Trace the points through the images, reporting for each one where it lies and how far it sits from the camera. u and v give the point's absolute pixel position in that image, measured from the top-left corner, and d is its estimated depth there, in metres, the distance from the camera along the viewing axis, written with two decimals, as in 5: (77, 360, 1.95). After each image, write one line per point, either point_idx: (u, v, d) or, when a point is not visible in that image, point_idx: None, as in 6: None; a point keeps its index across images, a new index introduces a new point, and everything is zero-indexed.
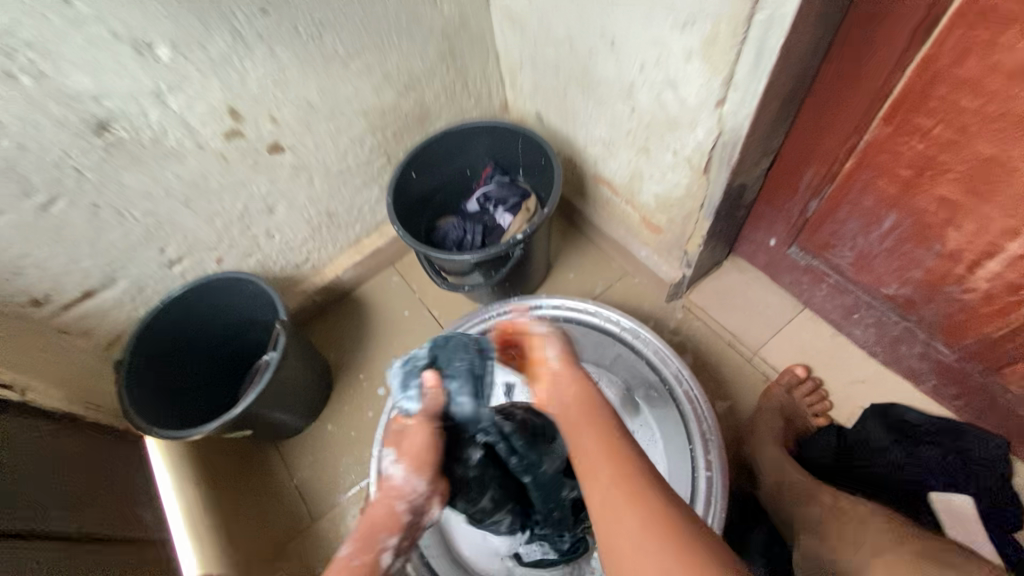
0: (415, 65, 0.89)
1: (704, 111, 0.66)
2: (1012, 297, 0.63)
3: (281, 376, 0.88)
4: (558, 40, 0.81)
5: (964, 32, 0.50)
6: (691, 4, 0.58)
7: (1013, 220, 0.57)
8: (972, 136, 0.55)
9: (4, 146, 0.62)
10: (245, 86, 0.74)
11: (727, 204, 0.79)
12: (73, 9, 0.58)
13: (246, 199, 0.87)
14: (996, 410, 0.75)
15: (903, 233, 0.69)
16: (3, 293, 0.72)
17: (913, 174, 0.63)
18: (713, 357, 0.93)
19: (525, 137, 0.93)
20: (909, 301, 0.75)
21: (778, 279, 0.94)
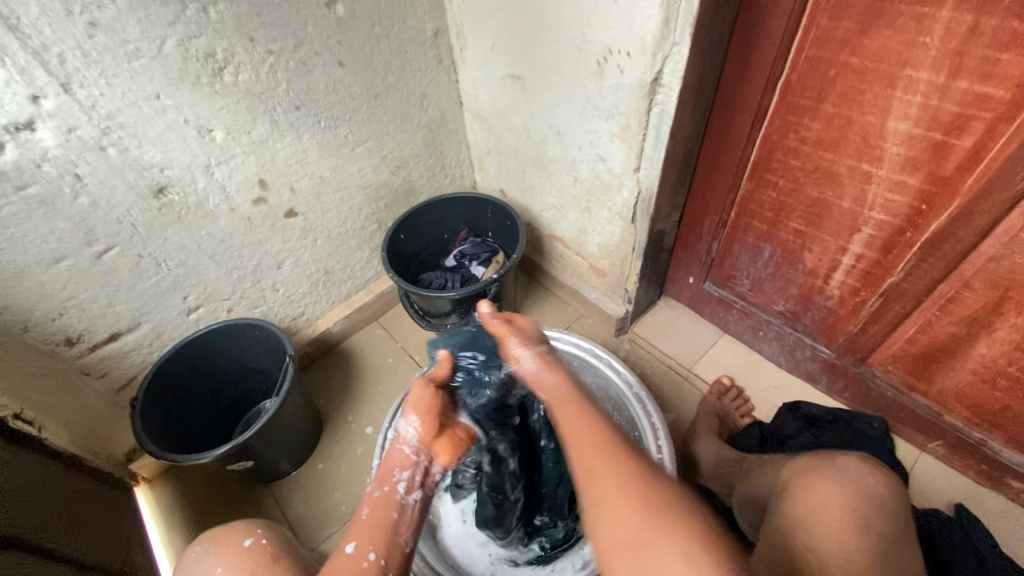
0: (404, 151, 1.13)
1: (627, 176, 0.92)
2: (856, 298, 0.87)
3: (282, 410, 0.97)
4: (517, 132, 1.08)
5: (782, 119, 0.78)
6: (610, 103, 0.84)
7: (841, 240, 0.83)
8: (802, 184, 0.82)
9: (82, 203, 0.77)
10: (274, 162, 0.94)
11: (652, 247, 1.02)
12: (161, 102, 0.77)
13: (260, 255, 1.02)
14: (871, 395, 0.96)
15: (778, 259, 0.94)
16: (45, 331, 0.82)
17: (774, 215, 0.89)
18: (656, 377, 1.11)
19: (493, 205, 1.17)
20: (794, 313, 0.99)
21: (700, 311, 1.16)
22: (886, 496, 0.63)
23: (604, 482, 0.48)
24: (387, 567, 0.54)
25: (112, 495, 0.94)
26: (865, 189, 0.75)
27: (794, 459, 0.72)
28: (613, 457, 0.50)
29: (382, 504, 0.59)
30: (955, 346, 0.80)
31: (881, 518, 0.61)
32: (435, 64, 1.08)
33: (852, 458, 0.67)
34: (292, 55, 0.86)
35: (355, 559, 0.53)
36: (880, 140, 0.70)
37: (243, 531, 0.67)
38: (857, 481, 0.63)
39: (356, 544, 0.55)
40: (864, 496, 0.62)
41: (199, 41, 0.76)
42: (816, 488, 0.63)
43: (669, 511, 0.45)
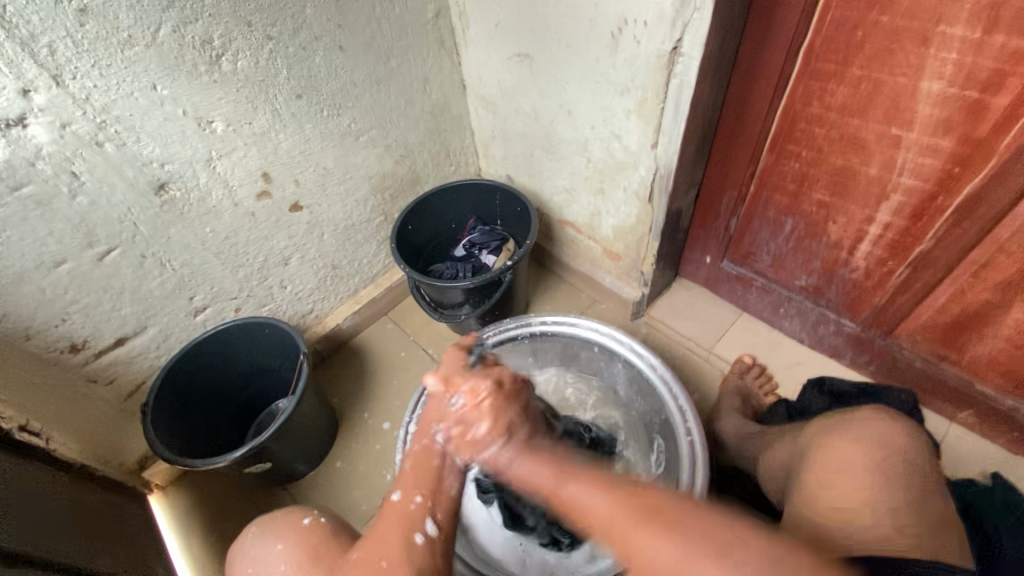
0: (409, 139, 1.10)
1: (643, 153, 0.89)
2: (883, 269, 0.85)
3: (298, 409, 0.95)
4: (524, 114, 1.05)
5: (805, 86, 0.75)
6: (625, 78, 0.81)
7: (868, 209, 0.81)
8: (827, 153, 0.79)
9: (80, 203, 0.74)
10: (277, 154, 0.91)
11: (669, 227, 1.00)
12: (157, 93, 0.74)
13: (266, 251, 0.99)
14: (898, 367, 0.94)
15: (800, 232, 0.91)
16: (48, 339, 0.79)
17: (797, 186, 0.86)
18: (676, 359, 1.10)
19: (502, 191, 1.14)
20: (817, 288, 0.97)
21: (717, 290, 1.14)
22: (913, 449, 0.60)
23: (638, 547, 0.44)
24: (434, 508, 0.53)
25: (127, 503, 0.92)
26: (894, 155, 0.73)
27: (814, 421, 0.70)
28: (630, 510, 0.45)
29: (424, 457, 0.56)
30: (987, 312, 0.78)
31: (910, 473, 0.58)
32: (438, 47, 1.04)
33: (871, 411, 0.65)
34: (292, 40, 0.83)
35: (402, 502, 0.53)
36: (911, 102, 0.67)
37: (299, 512, 0.65)
38: (878, 437, 0.60)
39: (402, 492, 0.55)
40: (883, 450, 0.59)
41: (194, 28, 0.73)
42: (837, 452, 0.61)
43: (741, 555, 0.42)
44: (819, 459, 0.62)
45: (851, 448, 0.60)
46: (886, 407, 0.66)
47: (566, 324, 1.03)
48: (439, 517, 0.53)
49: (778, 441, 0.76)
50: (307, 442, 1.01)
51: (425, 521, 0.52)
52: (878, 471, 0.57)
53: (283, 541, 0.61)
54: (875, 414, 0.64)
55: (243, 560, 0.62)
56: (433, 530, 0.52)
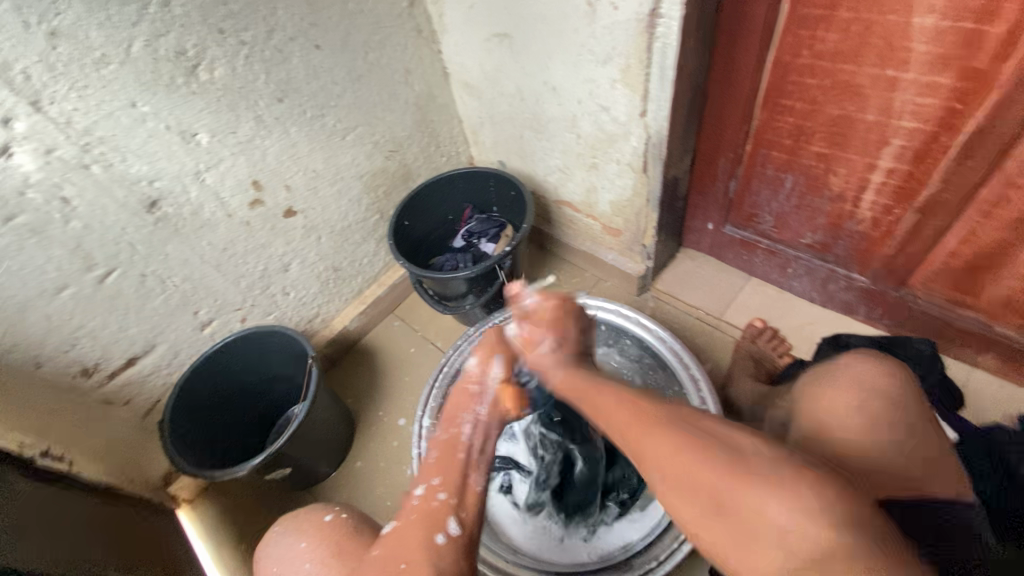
0: (396, 133, 1.09)
1: (632, 123, 0.87)
2: (890, 217, 0.83)
3: (313, 413, 0.95)
4: (509, 96, 1.03)
5: (792, 36, 0.73)
6: (607, 46, 0.79)
7: (869, 157, 0.78)
8: (822, 104, 0.77)
9: (75, 227, 0.74)
10: (265, 161, 0.90)
11: (667, 196, 0.98)
12: (138, 110, 0.73)
13: (265, 260, 0.99)
14: (914, 316, 0.92)
15: (801, 188, 0.89)
16: (59, 365, 0.80)
17: (793, 141, 0.84)
18: (686, 330, 1.08)
19: (495, 177, 1.13)
20: (824, 244, 0.95)
21: (723, 257, 1.12)
22: (895, 390, 0.59)
23: (654, 451, 0.46)
24: (459, 506, 0.55)
25: (155, 519, 0.93)
26: (890, 98, 0.70)
27: (802, 374, 0.69)
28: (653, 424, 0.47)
29: (449, 446, 0.60)
30: (1002, 252, 0.76)
31: (897, 413, 0.57)
32: (415, 36, 1.02)
33: (853, 359, 0.64)
34: (267, 43, 0.82)
35: (426, 500, 0.55)
36: (904, 40, 0.65)
37: (321, 509, 0.65)
38: (869, 382, 0.60)
39: (425, 487, 0.57)
40: (874, 391, 0.59)
41: (167, 40, 0.72)
42: (825, 398, 0.60)
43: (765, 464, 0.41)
44: (811, 401, 0.61)
45: (846, 389, 0.59)
46: (878, 353, 0.65)
47: None
48: (462, 513, 0.54)
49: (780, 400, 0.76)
50: (326, 445, 1.01)
51: (450, 519, 0.53)
52: (865, 409, 0.57)
53: (308, 539, 0.61)
54: (863, 360, 0.63)
55: (267, 561, 0.62)
56: (456, 529, 0.52)
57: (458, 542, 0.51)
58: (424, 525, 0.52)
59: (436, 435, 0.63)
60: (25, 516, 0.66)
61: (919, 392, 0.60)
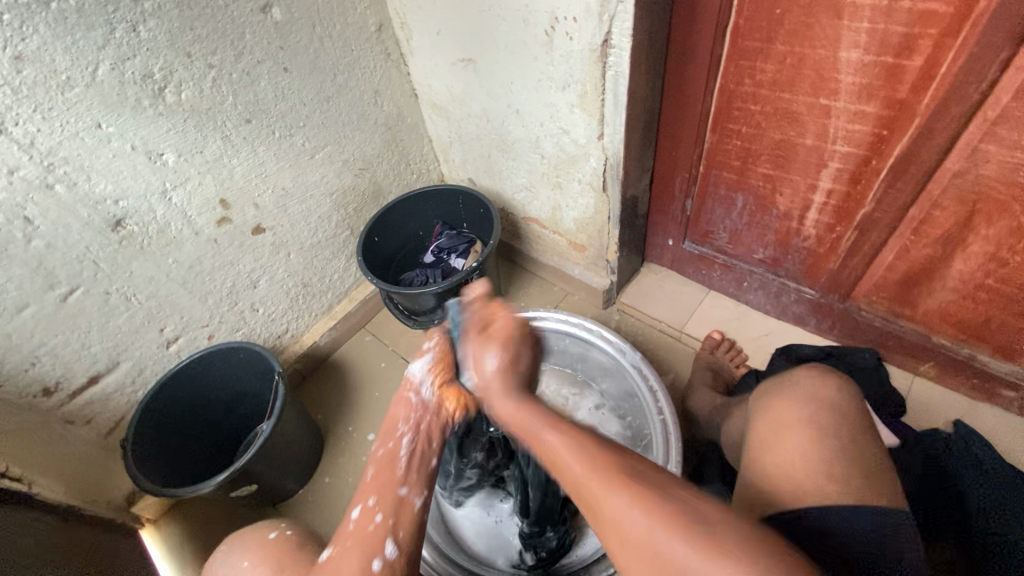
0: (365, 152, 1.11)
1: (591, 145, 0.91)
2: (832, 234, 0.88)
3: (279, 429, 0.95)
4: (475, 117, 1.06)
5: (735, 65, 0.78)
6: (565, 73, 0.83)
7: (810, 178, 0.83)
8: (765, 129, 0.82)
9: (37, 246, 0.74)
10: (233, 180, 0.92)
11: (627, 214, 1.02)
12: (103, 130, 0.74)
13: (233, 276, 1.00)
14: (859, 328, 0.97)
15: (751, 207, 0.94)
16: (19, 384, 0.79)
17: (742, 163, 0.89)
18: (650, 343, 1.12)
19: (464, 195, 1.16)
20: (775, 259, 0.99)
21: (683, 271, 1.17)
22: (842, 400, 0.63)
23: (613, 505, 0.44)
24: (396, 525, 0.53)
25: (119, 540, 0.92)
26: (826, 124, 0.76)
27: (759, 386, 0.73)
28: (602, 473, 0.45)
29: (387, 461, 0.58)
30: (933, 267, 0.81)
31: (844, 425, 0.61)
32: (384, 59, 1.06)
33: (804, 372, 0.68)
34: (235, 66, 0.84)
35: (363, 523, 0.53)
36: (834, 72, 0.70)
37: (265, 529, 0.67)
38: (813, 394, 0.64)
39: (362, 508, 0.54)
40: (819, 405, 0.62)
41: (133, 63, 0.74)
42: (779, 411, 0.64)
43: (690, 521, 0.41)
44: (765, 420, 0.64)
45: (792, 406, 0.63)
46: (824, 366, 0.69)
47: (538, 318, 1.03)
48: (401, 533, 0.52)
49: (739, 409, 0.80)
50: (293, 463, 1.01)
51: (386, 542, 0.51)
52: (816, 424, 0.60)
53: (250, 556, 0.63)
54: (810, 373, 0.67)
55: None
56: (393, 551, 0.51)
57: (393, 565, 0.50)
58: (359, 547, 0.51)
59: (374, 449, 0.60)
60: None
61: (862, 402, 0.64)
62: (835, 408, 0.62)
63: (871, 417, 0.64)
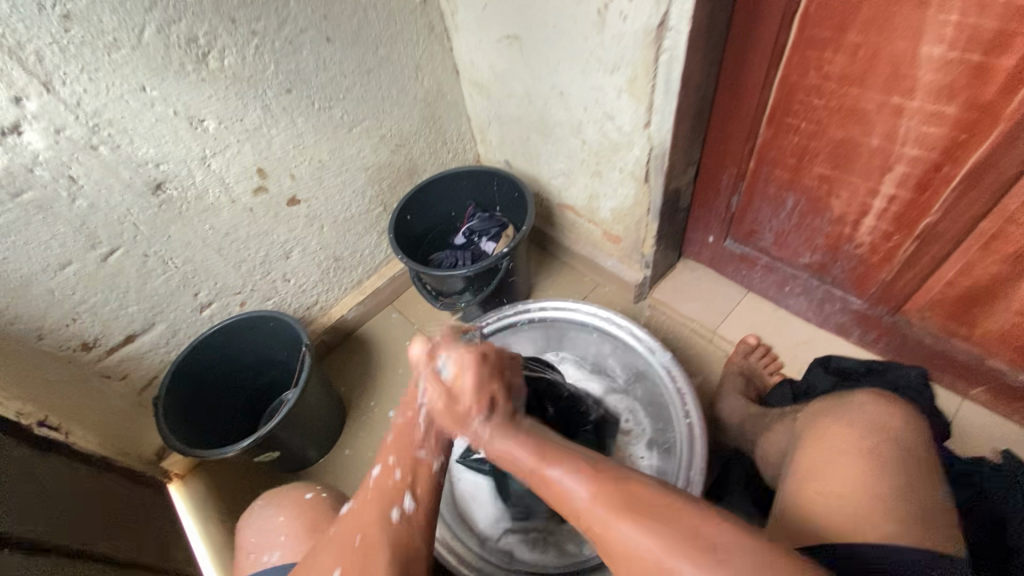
0: (402, 128, 1.09)
1: (637, 133, 0.87)
2: (889, 244, 0.83)
3: (304, 400, 0.96)
4: (517, 97, 1.03)
5: (801, 56, 0.72)
6: (615, 56, 0.79)
7: (871, 182, 0.78)
8: (827, 126, 0.76)
9: (80, 205, 0.76)
10: (271, 150, 0.91)
11: (668, 207, 0.98)
12: (147, 94, 0.75)
13: (267, 246, 1.01)
14: (909, 344, 0.91)
15: (802, 208, 0.89)
16: (60, 338, 0.82)
17: (796, 161, 0.83)
18: (679, 342, 1.09)
19: (499, 177, 1.13)
20: (822, 265, 0.94)
21: (722, 270, 1.12)
22: (902, 432, 0.60)
23: (616, 532, 0.43)
24: (415, 483, 0.54)
25: (148, 494, 0.96)
26: (895, 125, 0.70)
27: (811, 405, 0.71)
28: (603, 489, 0.45)
29: (410, 425, 0.58)
30: (998, 287, 0.75)
31: (904, 455, 0.57)
32: (427, 32, 1.03)
33: (867, 397, 0.64)
34: (278, 34, 0.83)
35: (385, 476, 0.55)
36: (912, 68, 0.64)
37: (302, 488, 0.71)
38: (869, 422, 0.61)
39: (382, 465, 0.56)
40: (877, 434, 0.59)
41: (179, 27, 0.73)
42: (829, 436, 0.62)
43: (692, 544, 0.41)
44: (816, 438, 0.63)
45: (841, 429, 0.61)
46: (885, 392, 0.65)
47: (567, 309, 1.00)
48: (419, 491, 0.54)
49: (776, 423, 0.76)
50: (313, 435, 1.03)
51: (405, 496, 0.53)
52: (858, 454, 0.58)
53: (285, 512, 0.67)
54: (873, 398, 0.64)
55: (247, 530, 0.67)
56: (410, 505, 0.53)
57: (413, 517, 0.52)
58: (379, 501, 0.53)
59: (395, 418, 0.59)
60: (13, 480, 0.68)
61: (927, 439, 0.60)
62: (897, 437, 0.59)
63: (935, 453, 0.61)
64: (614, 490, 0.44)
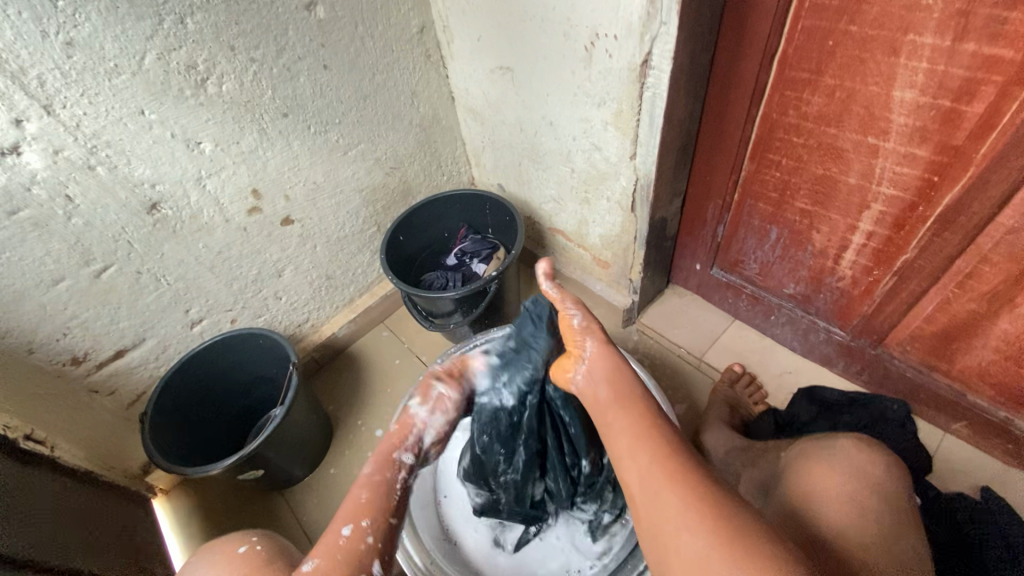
0: (398, 151, 1.12)
1: (623, 163, 0.89)
2: (869, 278, 0.84)
3: (290, 418, 0.97)
4: (510, 125, 1.05)
5: (780, 95, 0.75)
6: (601, 90, 0.82)
7: (850, 218, 0.79)
8: (806, 162, 0.78)
9: (76, 223, 0.77)
10: (266, 171, 0.93)
11: (654, 236, 0.99)
12: (145, 117, 0.77)
13: (260, 264, 1.02)
14: (891, 377, 0.92)
15: (785, 241, 0.90)
16: (50, 352, 0.83)
17: (779, 195, 0.85)
18: (666, 368, 1.09)
19: (491, 201, 1.16)
20: (806, 297, 0.96)
21: (709, 298, 1.13)
22: (886, 484, 0.60)
23: (664, 501, 0.47)
24: (384, 547, 0.54)
25: (131, 508, 0.97)
26: (872, 164, 0.72)
27: (795, 446, 0.70)
28: (668, 466, 0.49)
29: (381, 486, 0.59)
30: (976, 323, 0.76)
31: (886, 508, 0.58)
32: (424, 60, 1.06)
33: (849, 441, 0.64)
34: (276, 61, 0.85)
35: (353, 541, 0.53)
36: (886, 111, 0.66)
37: (236, 542, 0.68)
38: (858, 471, 0.60)
39: (352, 526, 0.54)
40: (863, 485, 0.59)
41: (179, 54, 0.76)
42: (810, 480, 0.62)
43: (730, 525, 0.45)
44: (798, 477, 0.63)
45: (824, 476, 0.61)
46: (866, 437, 0.66)
47: None
48: (387, 556, 0.54)
49: (760, 462, 0.75)
50: (298, 455, 1.03)
51: (375, 564, 0.52)
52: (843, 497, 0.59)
53: (221, 569, 0.64)
54: (855, 445, 0.64)
55: None
56: None
57: None
58: (348, 565, 0.51)
59: (364, 471, 0.60)
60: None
61: (906, 487, 0.61)
62: (883, 490, 0.60)
63: (910, 496, 0.61)
64: (673, 466, 0.49)
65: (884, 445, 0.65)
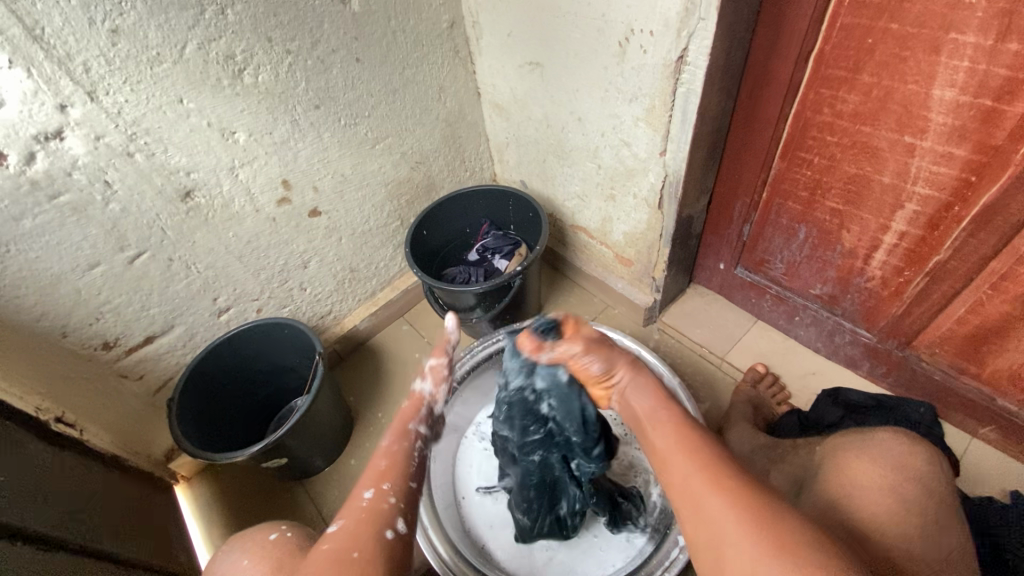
0: (424, 146, 1.13)
1: (652, 160, 0.89)
2: (899, 279, 0.83)
3: (314, 408, 0.97)
4: (537, 121, 1.06)
5: (815, 93, 0.74)
6: (633, 86, 0.82)
7: (882, 217, 0.79)
8: (839, 161, 0.78)
9: (113, 209, 0.78)
10: (296, 162, 0.94)
11: (680, 233, 0.99)
12: (184, 106, 0.78)
13: (286, 255, 1.03)
14: (918, 379, 0.91)
15: (814, 240, 0.90)
16: (82, 336, 0.84)
17: (809, 194, 0.85)
18: (687, 367, 1.09)
19: (515, 198, 1.16)
20: (832, 297, 0.95)
21: (732, 298, 1.13)
22: (929, 478, 0.60)
23: (704, 501, 0.52)
24: (405, 508, 0.57)
25: (154, 494, 0.97)
26: (907, 163, 0.71)
27: (830, 438, 0.69)
28: (707, 470, 0.53)
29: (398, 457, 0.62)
30: (1008, 326, 0.76)
31: (927, 500, 0.58)
32: (452, 56, 1.07)
33: (889, 435, 0.64)
34: (311, 53, 0.86)
35: (377, 501, 0.56)
36: (924, 110, 0.66)
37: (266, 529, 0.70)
38: (900, 464, 0.60)
39: (374, 489, 0.58)
40: (905, 477, 0.59)
41: (218, 44, 0.77)
42: (851, 472, 0.61)
43: (764, 514, 0.49)
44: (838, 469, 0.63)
45: (866, 469, 0.60)
46: (904, 429, 0.65)
47: None
48: (410, 516, 0.57)
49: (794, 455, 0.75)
50: (321, 444, 1.04)
51: (398, 519, 0.56)
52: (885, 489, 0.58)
53: (249, 555, 0.66)
54: (897, 439, 0.63)
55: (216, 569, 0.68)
56: (404, 527, 0.55)
57: (405, 539, 0.55)
58: (372, 522, 0.54)
59: (383, 444, 0.64)
60: (30, 476, 0.70)
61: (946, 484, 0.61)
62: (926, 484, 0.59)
63: (954, 498, 0.61)
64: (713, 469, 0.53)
65: (925, 441, 0.64)
